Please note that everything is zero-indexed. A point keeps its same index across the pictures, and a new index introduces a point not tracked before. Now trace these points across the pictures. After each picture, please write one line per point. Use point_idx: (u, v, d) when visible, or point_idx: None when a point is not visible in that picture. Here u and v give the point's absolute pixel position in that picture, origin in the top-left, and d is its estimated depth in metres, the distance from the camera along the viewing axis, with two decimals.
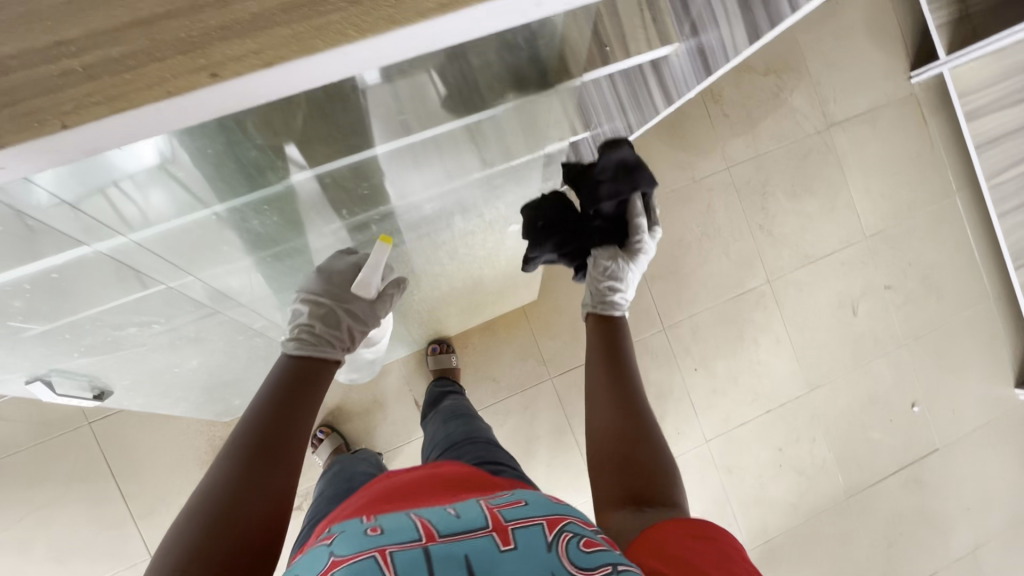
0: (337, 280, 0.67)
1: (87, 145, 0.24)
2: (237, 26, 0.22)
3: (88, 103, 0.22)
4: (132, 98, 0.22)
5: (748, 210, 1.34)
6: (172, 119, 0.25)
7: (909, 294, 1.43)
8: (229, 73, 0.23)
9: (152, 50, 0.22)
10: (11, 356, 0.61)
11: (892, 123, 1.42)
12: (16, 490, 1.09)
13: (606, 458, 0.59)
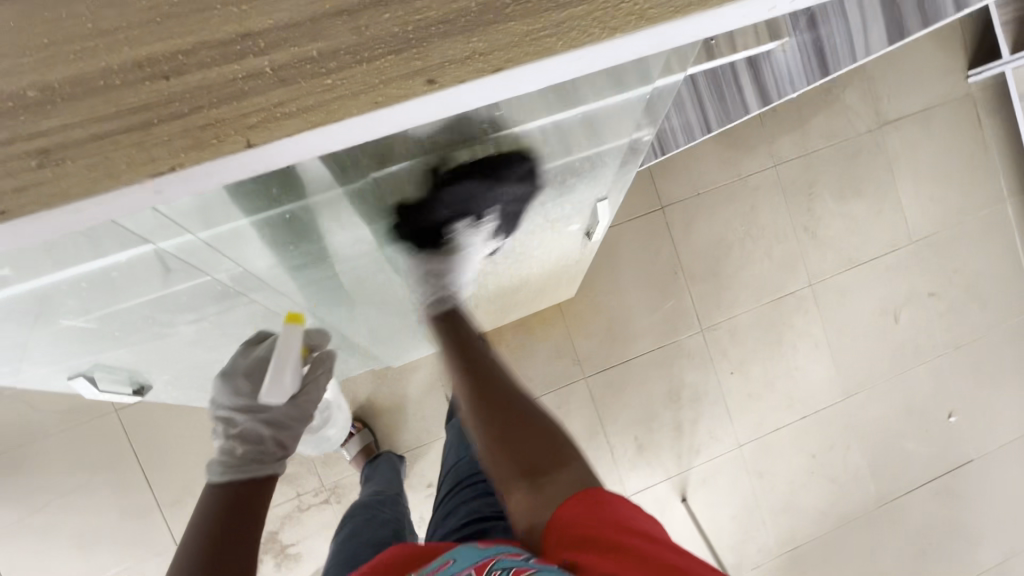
0: (244, 383, 0.63)
1: (256, 165, 0.22)
2: (459, 24, 0.21)
3: (283, 112, 0.20)
4: (335, 106, 0.21)
5: (793, 210, 1.30)
6: (356, 133, 0.23)
7: (953, 302, 1.39)
8: (445, 79, 0.21)
9: (362, 50, 0.20)
10: (58, 351, 0.58)
11: (947, 124, 1.36)
12: (42, 475, 1.08)
13: (510, 477, 0.58)
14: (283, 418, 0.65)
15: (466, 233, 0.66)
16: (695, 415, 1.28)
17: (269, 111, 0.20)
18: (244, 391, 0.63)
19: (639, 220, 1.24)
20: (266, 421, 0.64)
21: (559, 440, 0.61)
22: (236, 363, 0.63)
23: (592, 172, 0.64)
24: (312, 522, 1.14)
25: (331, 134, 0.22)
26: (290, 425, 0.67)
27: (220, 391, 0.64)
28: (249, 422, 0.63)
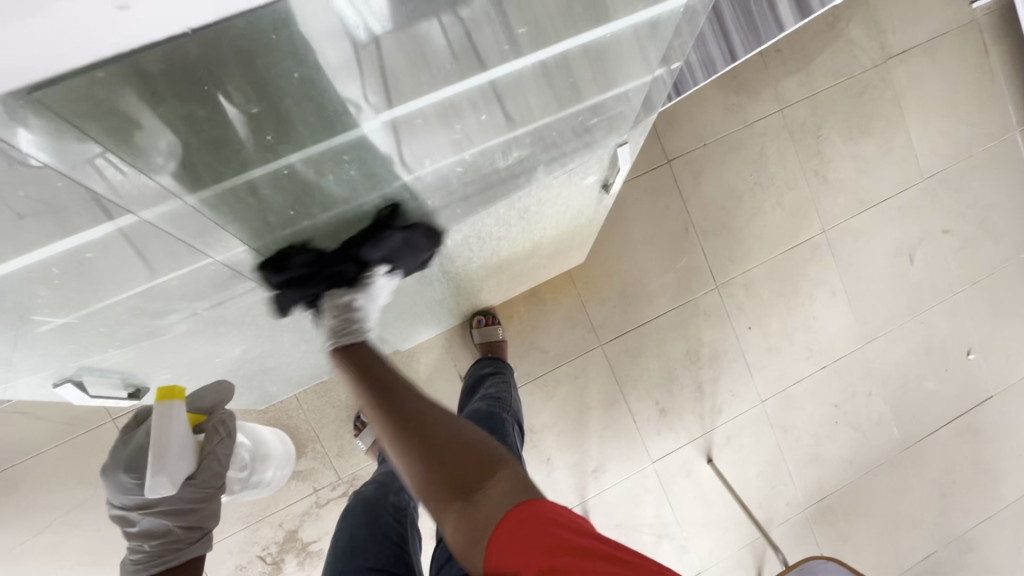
0: (126, 479, 0.60)
1: None
2: None
3: None
4: None
5: (802, 154, 1.25)
6: None
7: (966, 238, 1.36)
8: None
9: None
10: (40, 352, 0.52)
11: (953, 53, 1.31)
12: (42, 493, 1.02)
13: (439, 497, 0.50)
14: (186, 502, 0.63)
15: (479, 193, 0.59)
16: (715, 374, 1.24)
17: None
18: (130, 488, 0.60)
19: (645, 176, 1.19)
20: (164, 512, 0.62)
21: (472, 446, 0.52)
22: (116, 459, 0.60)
23: (614, 116, 0.59)
24: (332, 517, 1.10)
25: None
26: (198, 504, 0.65)
27: (108, 492, 0.61)
28: (146, 518, 0.61)
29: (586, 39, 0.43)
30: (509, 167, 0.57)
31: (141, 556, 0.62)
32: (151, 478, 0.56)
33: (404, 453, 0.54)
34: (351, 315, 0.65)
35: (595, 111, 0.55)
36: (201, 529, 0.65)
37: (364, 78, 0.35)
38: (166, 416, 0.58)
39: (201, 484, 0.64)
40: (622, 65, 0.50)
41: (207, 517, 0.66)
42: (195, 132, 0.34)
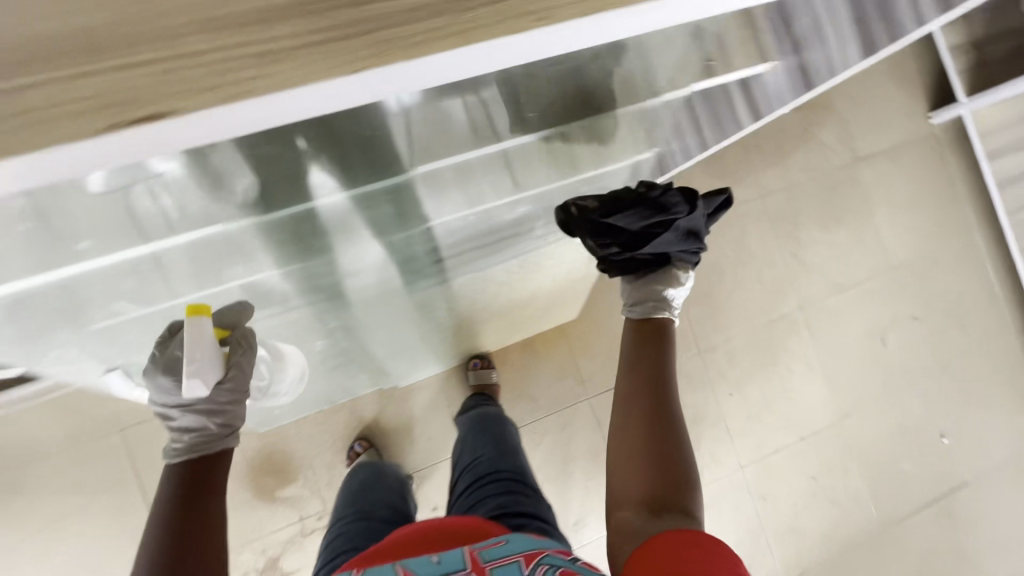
0: (164, 379, 0.57)
1: (493, 59, 0.28)
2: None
3: (425, 37, 0.25)
4: (467, 31, 0.26)
5: (781, 237, 1.38)
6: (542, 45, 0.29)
7: (935, 325, 1.46)
8: (546, 18, 0.27)
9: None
10: (98, 346, 0.59)
11: (915, 160, 1.48)
12: (33, 500, 1.04)
13: (629, 489, 0.57)
14: (218, 404, 0.59)
15: (491, 240, 0.70)
16: (697, 436, 1.29)
17: (394, 34, 0.25)
18: (170, 390, 0.58)
19: None
20: (203, 411, 0.59)
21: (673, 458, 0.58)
22: (152, 363, 0.57)
23: (608, 186, 0.72)
24: (314, 547, 1.12)
25: (515, 46, 0.28)
26: (230, 406, 0.60)
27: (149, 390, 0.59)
28: (186, 414, 0.59)
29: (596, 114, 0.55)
30: (517, 220, 0.68)
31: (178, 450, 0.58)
32: (188, 381, 0.53)
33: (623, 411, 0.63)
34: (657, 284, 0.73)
35: (591, 181, 0.68)
36: (234, 429, 0.62)
37: (427, 138, 0.44)
38: (199, 327, 0.52)
39: (235, 389, 0.60)
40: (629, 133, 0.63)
41: (240, 417, 0.62)
42: (282, 175, 0.40)
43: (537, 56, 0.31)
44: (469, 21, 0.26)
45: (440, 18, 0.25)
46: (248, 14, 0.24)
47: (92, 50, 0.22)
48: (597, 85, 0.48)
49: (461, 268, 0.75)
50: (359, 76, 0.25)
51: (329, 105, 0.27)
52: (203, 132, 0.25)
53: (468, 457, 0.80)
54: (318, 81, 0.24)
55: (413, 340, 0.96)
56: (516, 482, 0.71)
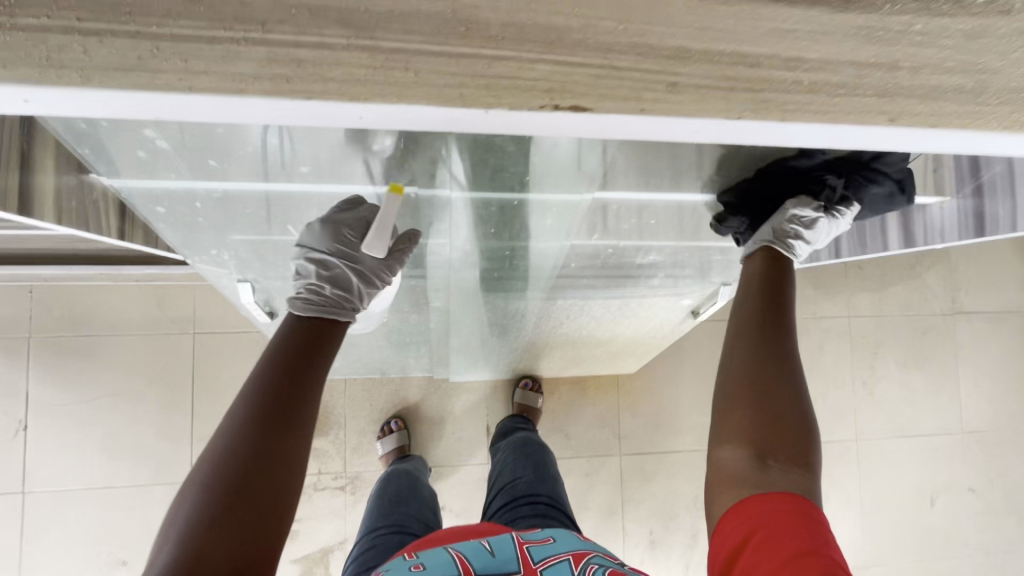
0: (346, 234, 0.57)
1: (838, 145, 0.24)
2: (958, 92, 0.23)
3: (803, 108, 0.22)
4: (837, 107, 0.22)
5: (857, 362, 1.35)
6: (896, 148, 0.24)
7: (990, 505, 1.38)
8: (905, 122, 0.22)
9: (858, 84, 0.22)
10: (240, 255, 0.63)
11: (1016, 332, 1.42)
12: (97, 369, 1.09)
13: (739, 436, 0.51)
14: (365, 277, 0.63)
15: (605, 277, 0.73)
16: None
17: (763, 88, 0.21)
18: (341, 245, 0.59)
19: (714, 323, 1.30)
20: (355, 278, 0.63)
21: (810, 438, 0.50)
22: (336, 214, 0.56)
23: (732, 262, 0.74)
24: (321, 504, 1.14)
25: (868, 144, 0.24)
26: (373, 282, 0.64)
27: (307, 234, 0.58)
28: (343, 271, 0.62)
29: None
30: (644, 262, 0.70)
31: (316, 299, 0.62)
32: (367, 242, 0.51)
33: (745, 400, 0.52)
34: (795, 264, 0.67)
35: (724, 252, 0.70)
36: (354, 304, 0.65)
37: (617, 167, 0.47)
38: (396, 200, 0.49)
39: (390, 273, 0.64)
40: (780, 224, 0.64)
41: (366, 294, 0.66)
42: (492, 165, 0.45)
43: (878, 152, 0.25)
44: (839, 101, 0.22)
45: (810, 91, 0.22)
46: (619, 30, 0.20)
47: (448, 23, 0.19)
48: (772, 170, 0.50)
49: (564, 295, 0.76)
50: (710, 123, 0.21)
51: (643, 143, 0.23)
52: (522, 127, 0.21)
53: (507, 477, 0.81)
54: (664, 117, 0.21)
55: (485, 349, 0.96)
56: (552, 508, 0.71)
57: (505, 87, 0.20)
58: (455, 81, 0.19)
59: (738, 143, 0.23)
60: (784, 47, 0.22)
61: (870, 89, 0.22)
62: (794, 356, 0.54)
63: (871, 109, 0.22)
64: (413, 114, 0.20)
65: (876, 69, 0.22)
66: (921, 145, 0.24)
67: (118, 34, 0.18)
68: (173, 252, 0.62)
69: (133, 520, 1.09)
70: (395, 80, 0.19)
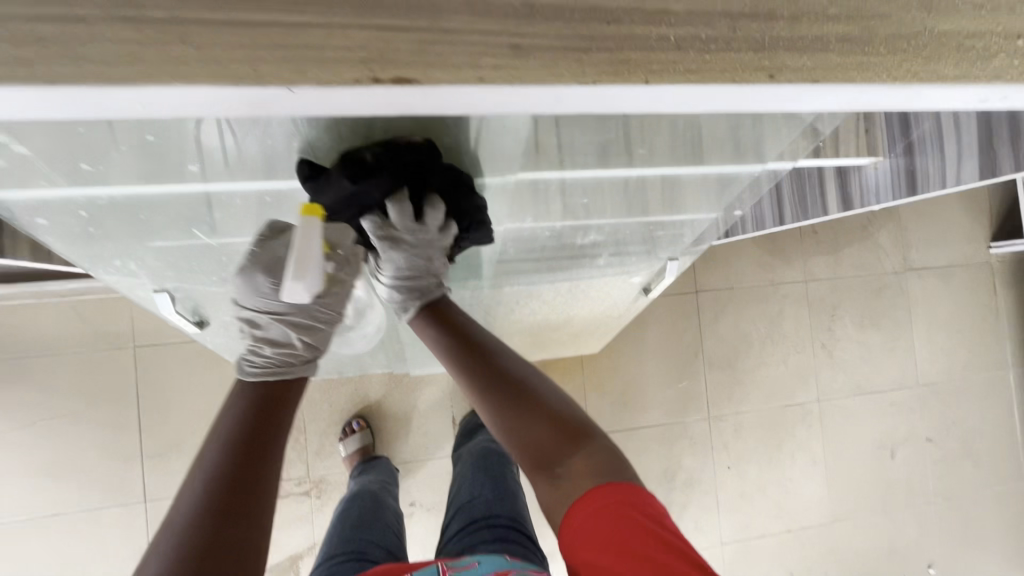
0: (261, 279, 0.49)
1: (720, 108, 0.21)
2: (842, 42, 0.21)
3: (669, 69, 0.19)
4: (708, 66, 0.19)
5: (816, 326, 1.37)
6: (784, 105, 0.22)
7: (947, 453, 1.43)
8: (784, 79, 0.20)
9: (730, 38, 0.19)
10: (152, 266, 0.59)
11: (965, 285, 1.46)
12: (30, 393, 1.03)
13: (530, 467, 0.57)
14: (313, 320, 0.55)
15: (550, 260, 0.71)
16: (685, 500, 1.26)
17: (623, 46, 0.19)
18: (266, 293, 0.51)
19: (675, 297, 1.29)
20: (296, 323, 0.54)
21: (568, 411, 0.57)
22: (250, 257, 0.49)
23: (677, 236, 0.72)
24: (286, 512, 1.11)
25: (752, 104, 0.21)
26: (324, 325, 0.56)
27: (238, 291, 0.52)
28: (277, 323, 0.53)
29: (695, 168, 0.55)
30: (586, 242, 0.68)
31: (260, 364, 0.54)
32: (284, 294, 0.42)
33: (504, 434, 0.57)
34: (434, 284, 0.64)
35: (666, 227, 0.68)
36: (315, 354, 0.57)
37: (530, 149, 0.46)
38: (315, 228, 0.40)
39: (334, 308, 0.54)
40: (717, 196, 0.63)
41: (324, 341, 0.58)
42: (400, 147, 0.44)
43: (767, 114, 0.23)
44: (710, 58, 0.19)
45: (676, 48, 0.19)
46: None
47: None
48: (697, 138, 0.48)
49: (509, 282, 0.74)
50: (566, 89, 0.19)
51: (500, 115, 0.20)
52: (348, 105, 0.18)
53: (465, 495, 0.79)
54: (509, 86, 0.18)
55: None
56: (510, 529, 0.69)
57: (310, 59, 0.17)
58: (245, 55, 0.16)
59: (609, 111, 0.21)
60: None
61: (745, 43, 0.20)
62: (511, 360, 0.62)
63: (748, 66, 0.20)
64: (200, 96, 0.17)
65: (752, 20, 0.20)
66: (809, 103, 0.22)
67: None
68: (74, 266, 0.57)
69: (85, 547, 1.04)
70: (170, 58, 0.16)
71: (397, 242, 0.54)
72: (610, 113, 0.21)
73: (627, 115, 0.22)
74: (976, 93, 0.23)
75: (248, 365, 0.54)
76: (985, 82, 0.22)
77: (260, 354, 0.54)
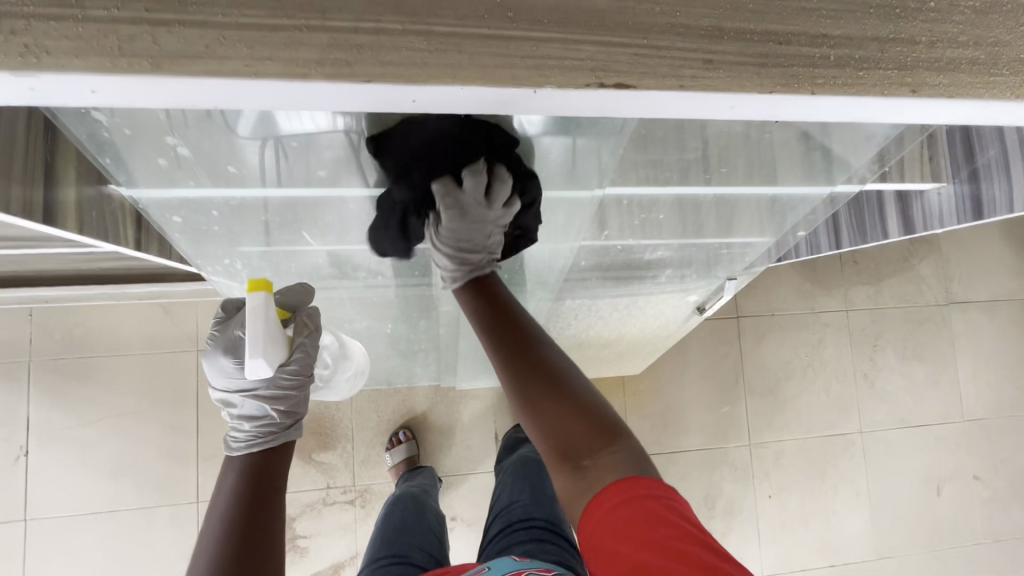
0: (225, 361, 0.56)
1: (861, 117, 0.25)
2: (973, 63, 0.24)
3: (831, 83, 0.23)
4: (861, 81, 0.23)
5: (857, 356, 1.37)
6: (916, 117, 0.26)
7: (997, 492, 1.40)
8: (924, 93, 0.24)
9: (880, 59, 0.23)
10: (255, 263, 0.63)
11: (1010, 320, 1.45)
12: (98, 391, 1.08)
13: (551, 455, 0.54)
14: (280, 388, 0.59)
15: (615, 275, 0.74)
16: (724, 528, 1.24)
17: (793, 62, 0.23)
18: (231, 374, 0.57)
19: (715, 321, 1.31)
20: (264, 396, 0.59)
21: (597, 406, 0.55)
22: (214, 343, 0.57)
23: (738, 256, 0.75)
24: (331, 520, 1.13)
25: (891, 115, 0.25)
26: (293, 391, 0.60)
27: (210, 376, 0.59)
28: (247, 400, 0.59)
29: (768, 189, 0.58)
30: (651, 259, 0.71)
31: (243, 439, 0.58)
32: (250, 361, 0.49)
33: (530, 426, 0.57)
34: (483, 236, 0.62)
35: (730, 247, 0.72)
36: (295, 420, 0.61)
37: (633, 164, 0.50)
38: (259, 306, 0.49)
39: (298, 371, 0.59)
40: (781, 219, 0.66)
41: (303, 405, 0.62)
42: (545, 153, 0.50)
43: (897, 125, 0.27)
44: (864, 74, 0.23)
45: (836, 65, 0.23)
46: (656, 10, 0.21)
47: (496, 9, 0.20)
48: (777, 158, 0.51)
49: (574, 297, 0.78)
50: (745, 98, 0.23)
51: (679, 117, 0.24)
52: (569, 107, 0.22)
53: (506, 500, 0.80)
54: (701, 93, 0.22)
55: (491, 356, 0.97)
56: (547, 533, 0.70)
57: (552, 68, 0.21)
58: (506, 62, 0.20)
59: (771, 116, 0.24)
60: (810, 25, 0.23)
61: (892, 62, 0.23)
62: (538, 342, 0.59)
63: (893, 82, 0.23)
64: (464, 93, 0.21)
65: (897, 44, 0.23)
66: (937, 116, 0.26)
67: (184, 24, 0.19)
68: (185, 262, 0.62)
69: (139, 544, 1.07)
70: (449, 63, 0.20)
71: (463, 212, 0.58)
72: (767, 119, 0.25)
73: (778, 123, 0.26)
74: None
75: (234, 441, 0.59)
76: None
77: (241, 430, 0.59)
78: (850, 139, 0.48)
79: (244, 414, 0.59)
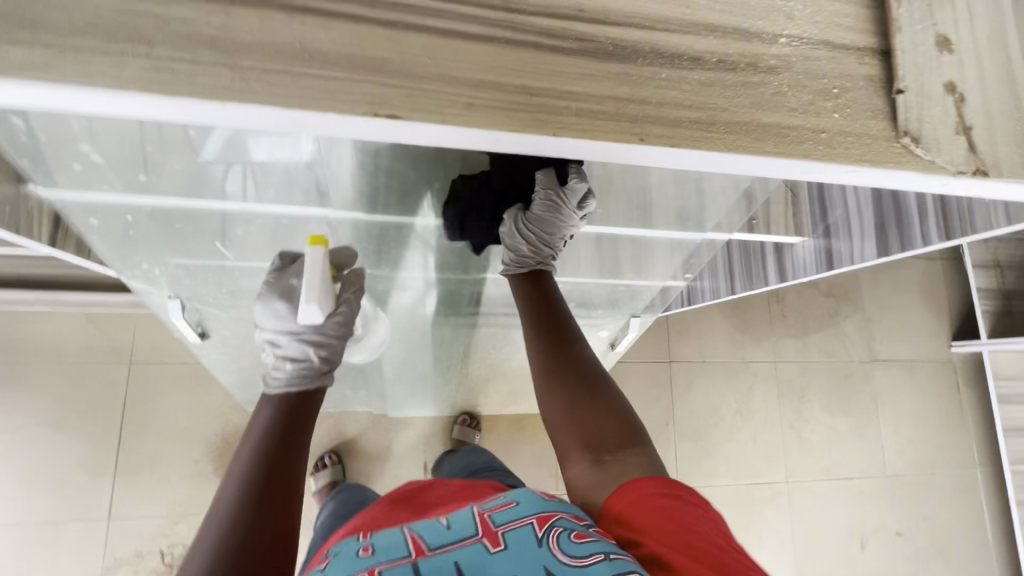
0: (280, 303, 0.61)
1: (611, 156, 0.31)
2: (694, 122, 0.31)
3: (571, 126, 0.29)
4: (595, 128, 0.29)
5: (784, 406, 1.42)
6: (658, 160, 0.32)
7: (919, 549, 1.43)
8: (651, 141, 0.30)
9: (613, 113, 0.30)
10: (168, 274, 0.67)
11: (929, 380, 1.53)
12: (20, 398, 1.07)
13: (575, 445, 0.57)
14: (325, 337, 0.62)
15: None
16: None
17: (539, 109, 0.29)
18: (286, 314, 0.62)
19: (648, 365, 1.36)
20: (311, 341, 0.62)
21: (630, 413, 0.58)
22: (270, 283, 0.62)
23: (636, 296, 0.82)
24: None
25: (635, 156, 0.31)
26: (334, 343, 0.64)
27: (260, 316, 0.63)
28: (293, 343, 0.62)
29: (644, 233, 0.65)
30: None
31: (283, 378, 0.61)
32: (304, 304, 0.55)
33: (564, 413, 0.59)
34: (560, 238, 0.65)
35: (629, 288, 0.79)
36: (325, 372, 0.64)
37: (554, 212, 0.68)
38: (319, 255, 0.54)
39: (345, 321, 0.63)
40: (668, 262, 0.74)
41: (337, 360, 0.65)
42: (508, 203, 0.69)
43: (650, 167, 0.33)
44: (600, 123, 0.29)
45: (577, 114, 0.29)
46: (426, 61, 0.27)
47: (293, 49, 0.26)
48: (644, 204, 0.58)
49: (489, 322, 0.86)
50: (501, 133, 0.29)
51: (457, 144, 0.30)
52: (359, 130, 0.28)
53: None
54: (463, 127, 0.28)
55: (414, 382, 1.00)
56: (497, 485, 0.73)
57: (336, 97, 0.26)
58: (297, 90, 0.26)
59: (532, 150, 0.30)
60: (557, 82, 0.29)
61: (625, 116, 0.30)
62: (574, 341, 0.62)
63: (625, 131, 0.30)
64: (264, 111, 0.26)
65: (630, 102, 0.30)
66: (677, 161, 0.32)
67: (33, 43, 0.24)
68: (105, 265, 0.66)
69: (40, 561, 1.03)
70: (251, 87, 0.26)
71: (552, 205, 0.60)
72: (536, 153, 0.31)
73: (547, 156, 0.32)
74: (796, 163, 0.32)
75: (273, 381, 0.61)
76: (797, 157, 0.32)
77: (281, 369, 0.61)
78: (699, 192, 0.55)
79: (286, 355, 0.62)
